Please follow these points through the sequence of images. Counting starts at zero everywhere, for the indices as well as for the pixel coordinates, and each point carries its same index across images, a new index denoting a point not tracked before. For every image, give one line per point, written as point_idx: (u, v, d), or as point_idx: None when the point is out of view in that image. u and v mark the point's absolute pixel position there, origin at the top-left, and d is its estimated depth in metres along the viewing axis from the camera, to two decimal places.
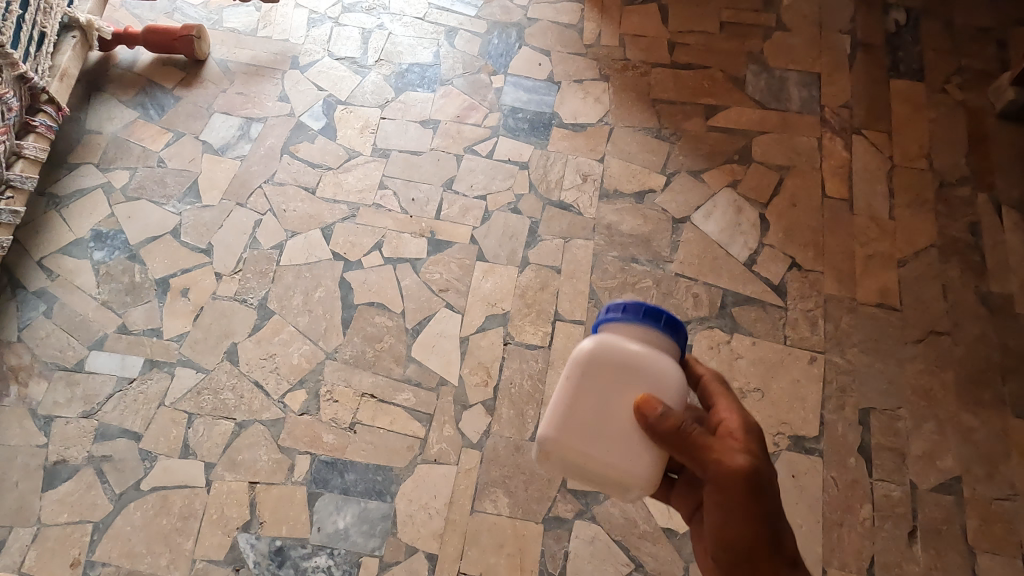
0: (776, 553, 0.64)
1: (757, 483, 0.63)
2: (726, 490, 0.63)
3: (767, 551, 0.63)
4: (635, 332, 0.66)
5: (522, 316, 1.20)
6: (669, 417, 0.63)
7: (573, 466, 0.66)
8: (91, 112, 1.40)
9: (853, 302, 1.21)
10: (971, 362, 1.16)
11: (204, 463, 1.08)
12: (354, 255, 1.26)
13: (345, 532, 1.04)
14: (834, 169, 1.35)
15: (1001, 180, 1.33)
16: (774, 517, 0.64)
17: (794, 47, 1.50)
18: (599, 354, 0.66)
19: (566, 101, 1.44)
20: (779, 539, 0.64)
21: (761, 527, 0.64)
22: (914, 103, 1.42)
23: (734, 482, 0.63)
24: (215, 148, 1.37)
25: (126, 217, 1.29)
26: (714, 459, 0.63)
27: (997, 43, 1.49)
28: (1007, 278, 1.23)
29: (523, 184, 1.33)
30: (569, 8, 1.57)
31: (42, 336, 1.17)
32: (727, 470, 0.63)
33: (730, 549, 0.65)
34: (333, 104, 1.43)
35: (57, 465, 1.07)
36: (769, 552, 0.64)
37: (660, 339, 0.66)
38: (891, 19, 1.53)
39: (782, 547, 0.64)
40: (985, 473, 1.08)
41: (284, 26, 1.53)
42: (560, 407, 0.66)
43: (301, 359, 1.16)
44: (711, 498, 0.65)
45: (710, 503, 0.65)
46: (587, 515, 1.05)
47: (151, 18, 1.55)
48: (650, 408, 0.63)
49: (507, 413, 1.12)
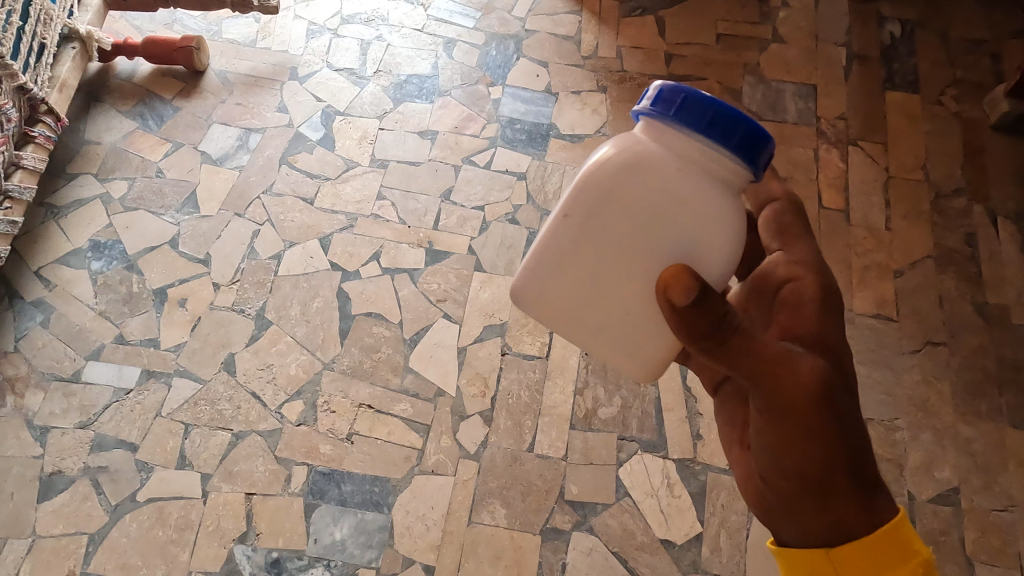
0: (849, 478, 0.56)
1: (831, 392, 0.54)
2: (789, 401, 0.54)
3: (841, 474, 0.56)
4: (684, 141, 0.52)
5: (519, 327, 1.20)
6: (714, 304, 0.51)
7: (555, 316, 0.60)
8: (90, 122, 1.41)
9: (850, 312, 1.21)
10: (967, 372, 1.16)
11: (200, 474, 1.07)
12: (352, 265, 1.26)
13: (342, 544, 1.03)
14: (830, 180, 1.35)
15: (997, 192, 1.33)
16: (850, 437, 0.56)
17: (790, 59, 1.51)
18: (615, 165, 0.53)
19: (564, 112, 1.45)
20: (856, 464, 0.57)
21: (837, 447, 0.55)
22: (910, 115, 1.43)
23: (807, 390, 0.54)
24: (213, 159, 1.37)
25: (125, 227, 1.29)
26: (776, 358, 0.54)
27: (992, 55, 1.50)
28: (1003, 289, 1.24)
29: (521, 194, 1.34)
30: (567, 20, 1.58)
31: (39, 346, 1.17)
32: (795, 379, 0.54)
33: (797, 472, 0.56)
34: (331, 114, 1.43)
35: (53, 476, 1.07)
36: (844, 475, 0.56)
37: (717, 158, 0.52)
38: (886, 31, 1.54)
39: (858, 471, 0.57)
40: (983, 484, 1.08)
41: (283, 37, 1.54)
42: (548, 260, 0.58)
43: (298, 370, 1.16)
44: (761, 409, 0.55)
45: (760, 413, 0.56)
46: (585, 526, 1.04)
47: (151, 28, 1.55)
48: (677, 290, 0.51)
49: (505, 424, 1.12)
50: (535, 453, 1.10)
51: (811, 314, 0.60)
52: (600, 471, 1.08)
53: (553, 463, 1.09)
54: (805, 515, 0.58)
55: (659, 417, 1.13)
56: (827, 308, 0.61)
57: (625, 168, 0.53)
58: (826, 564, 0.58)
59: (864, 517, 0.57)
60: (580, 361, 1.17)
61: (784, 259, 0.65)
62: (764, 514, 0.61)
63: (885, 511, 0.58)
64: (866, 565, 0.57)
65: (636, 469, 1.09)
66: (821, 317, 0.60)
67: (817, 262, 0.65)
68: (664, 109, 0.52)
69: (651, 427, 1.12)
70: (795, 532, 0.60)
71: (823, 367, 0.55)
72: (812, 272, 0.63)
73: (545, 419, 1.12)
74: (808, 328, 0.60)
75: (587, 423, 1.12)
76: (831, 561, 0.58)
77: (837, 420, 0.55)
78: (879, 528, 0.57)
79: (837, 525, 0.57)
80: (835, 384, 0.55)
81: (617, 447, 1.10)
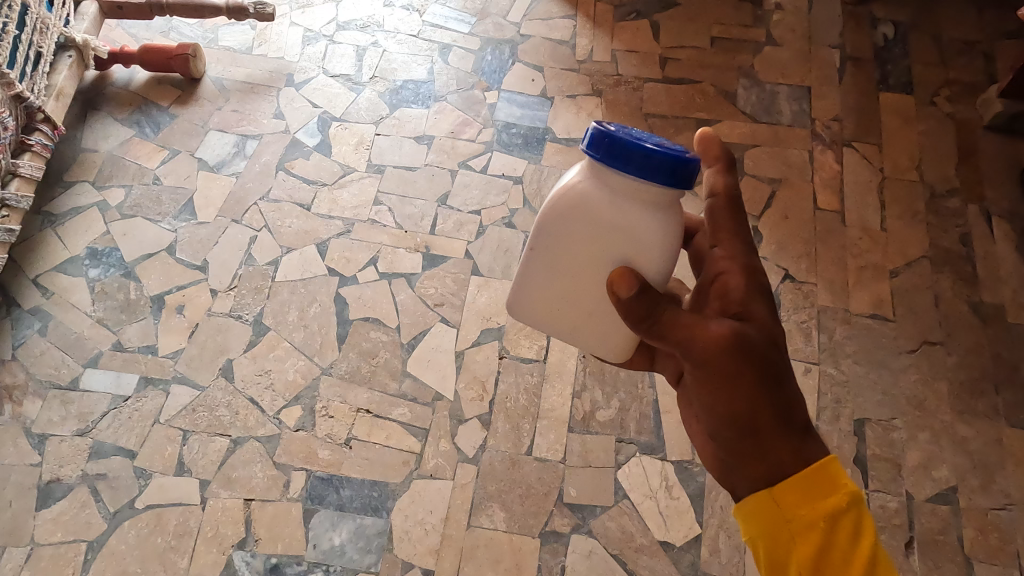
0: (778, 423, 0.58)
1: (745, 347, 0.58)
2: (703, 359, 0.59)
3: (770, 418, 0.58)
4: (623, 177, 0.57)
5: (517, 330, 1.20)
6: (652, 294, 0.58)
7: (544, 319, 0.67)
8: (87, 130, 1.41)
9: (847, 313, 1.22)
10: (964, 371, 1.16)
11: (198, 481, 1.07)
12: (349, 270, 1.26)
13: (341, 549, 1.03)
14: (825, 181, 1.36)
15: (991, 192, 1.34)
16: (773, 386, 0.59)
17: (784, 61, 1.52)
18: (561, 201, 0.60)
19: (559, 116, 1.45)
20: (788, 412, 0.59)
21: (763, 394, 0.58)
22: (903, 116, 1.43)
23: (715, 347, 0.58)
24: (210, 165, 1.37)
25: (122, 235, 1.29)
26: (690, 325, 0.59)
27: (984, 56, 1.51)
28: (998, 288, 1.24)
29: (517, 199, 1.34)
30: (562, 24, 1.59)
31: (37, 354, 1.17)
32: (705, 339, 0.58)
33: (730, 420, 0.59)
34: (327, 121, 1.44)
35: (51, 484, 1.07)
36: (773, 421, 0.58)
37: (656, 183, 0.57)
38: (879, 33, 1.55)
39: (790, 418, 0.59)
40: (981, 483, 1.08)
41: (279, 44, 1.55)
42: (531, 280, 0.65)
43: (296, 376, 1.16)
44: (692, 372, 0.60)
45: (691, 376, 0.60)
46: (584, 529, 1.05)
47: (147, 36, 1.56)
48: (621, 286, 0.58)
49: (503, 427, 1.12)
50: (534, 456, 1.10)
51: (736, 293, 0.63)
52: (598, 473, 1.08)
53: (552, 466, 1.09)
54: (744, 466, 0.60)
55: (657, 419, 1.13)
56: (754, 282, 0.63)
57: (567, 202, 0.60)
58: (770, 504, 0.58)
59: (796, 456, 0.59)
60: (578, 363, 1.17)
61: (716, 251, 0.66)
62: (719, 473, 0.63)
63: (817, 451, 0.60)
64: (805, 500, 0.58)
65: (635, 472, 1.09)
66: (747, 291, 0.62)
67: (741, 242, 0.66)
68: (597, 153, 0.57)
69: (649, 429, 1.12)
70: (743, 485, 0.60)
71: (737, 326, 0.59)
72: (736, 257, 0.65)
73: (543, 423, 1.12)
74: (736, 301, 0.62)
75: (585, 426, 1.12)
76: (774, 500, 0.58)
77: (760, 371, 0.58)
78: (811, 468, 0.58)
79: (773, 467, 0.59)
80: (751, 339, 0.59)
81: (616, 449, 1.10)
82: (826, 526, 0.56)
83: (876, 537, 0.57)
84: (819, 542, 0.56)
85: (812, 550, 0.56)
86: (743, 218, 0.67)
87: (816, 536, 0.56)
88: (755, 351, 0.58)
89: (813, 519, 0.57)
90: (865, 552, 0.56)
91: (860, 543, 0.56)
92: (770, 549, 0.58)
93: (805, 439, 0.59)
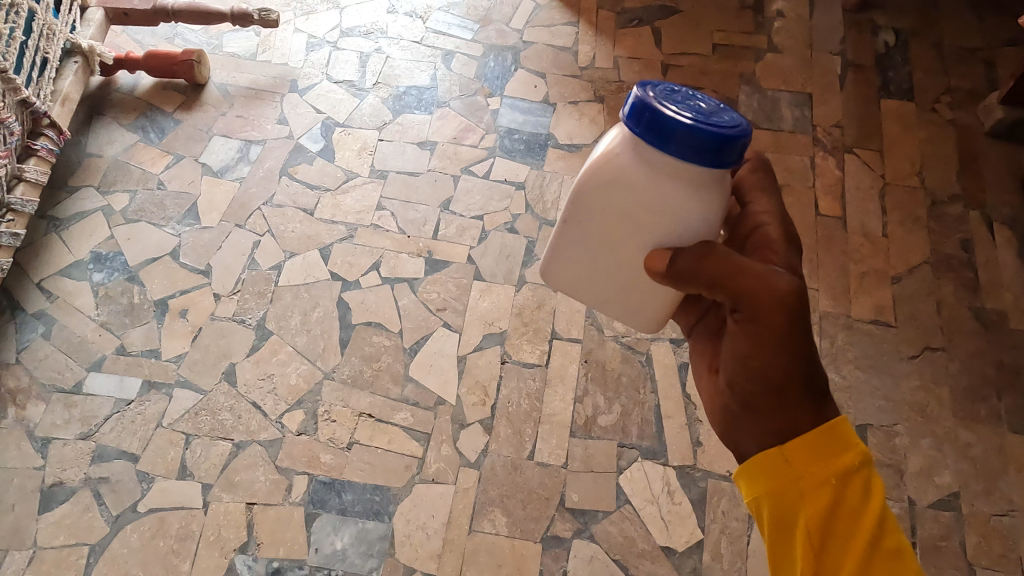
0: (807, 380, 0.60)
1: (807, 300, 0.58)
2: (763, 313, 0.58)
3: (803, 374, 0.59)
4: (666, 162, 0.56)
5: (519, 335, 1.20)
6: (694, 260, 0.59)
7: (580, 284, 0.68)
8: (92, 135, 1.42)
9: (849, 319, 1.22)
10: (966, 377, 1.17)
11: (201, 485, 1.07)
12: (352, 275, 1.27)
13: (343, 553, 1.03)
14: (827, 187, 1.36)
15: (993, 198, 1.34)
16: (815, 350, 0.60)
17: (785, 68, 1.52)
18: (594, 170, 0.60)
19: (561, 122, 1.46)
20: (815, 370, 0.61)
21: (802, 355, 0.59)
22: (905, 122, 1.44)
23: (783, 304, 0.57)
24: (214, 170, 1.38)
25: (126, 239, 1.30)
26: (754, 276, 0.58)
27: (985, 63, 1.52)
28: (1000, 294, 1.24)
29: (519, 204, 1.35)
30: (564, 31, 1.60)
31: (41, 357, 1.17)
32: (771, 293, 0.57)
33: (764, 374, 0.59)
34: (331, 126, 1.45)
35: (54, 487, 1.07)
36: (806, 377, 0.60)
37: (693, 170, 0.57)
38: (880, 40, 1.55)
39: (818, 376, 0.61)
40: (983, 489, 1.08)
41: (283, 50, 1.56)
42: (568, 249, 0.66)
43: (299, 380, 1.16)
44: (739, 323, 0.59)
45: (736, 324, 0.60)
46: (586, 534, 1.05)
47: (153, 42, 1.57)
48: (659, 263, 0.60)
49: (505, 432, 1.12)
50: (536, 461, 1.10)
51: (780, 250, 0.63)
52: (600, 478, 1.09)
53: (554, 471, 1.09)
54: (770, 419, 0.60)
55: (659, 424, 1.13)
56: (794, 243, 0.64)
57: (604, 179, 0.59)
58: (782, 461, 0.59)
59: (814, 416, 0.60)
60: (580, 368, 1.18)
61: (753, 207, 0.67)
62: (728, 422, 0.64)
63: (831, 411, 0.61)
64: (814, 457, 0.59)
65: (637, 477, 1.09)
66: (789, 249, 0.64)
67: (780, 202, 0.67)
68: (637, 123, 0.56)
69: (651, 434, 1.12)
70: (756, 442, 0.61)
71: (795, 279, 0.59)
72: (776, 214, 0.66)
73: (545, 427, 1.12)
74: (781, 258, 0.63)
75: (587, 431, 1.12)
76: (785, 458, 0.59)
77: (810, 325, 0.59)
78: (826, 426, 0.60)
79: (796, 422, 0.60)
80: (807, 295, 0.59)
81: (618, 454, 1.10)
82: (837, 483, 0.57)
83: (882, 497, 0.58)
84: (830, 498, 0.57)
85: (823, 506, 0.57)
86: (777, 179, 0.70)
87: (827, 493, 0.57)
88: (809, 306, 0.59)
89: (823, 477, 0.58)
90: (873, 511, 0.57)
91: (868, 502, 0.57)
92: (777, 507, 0.58)
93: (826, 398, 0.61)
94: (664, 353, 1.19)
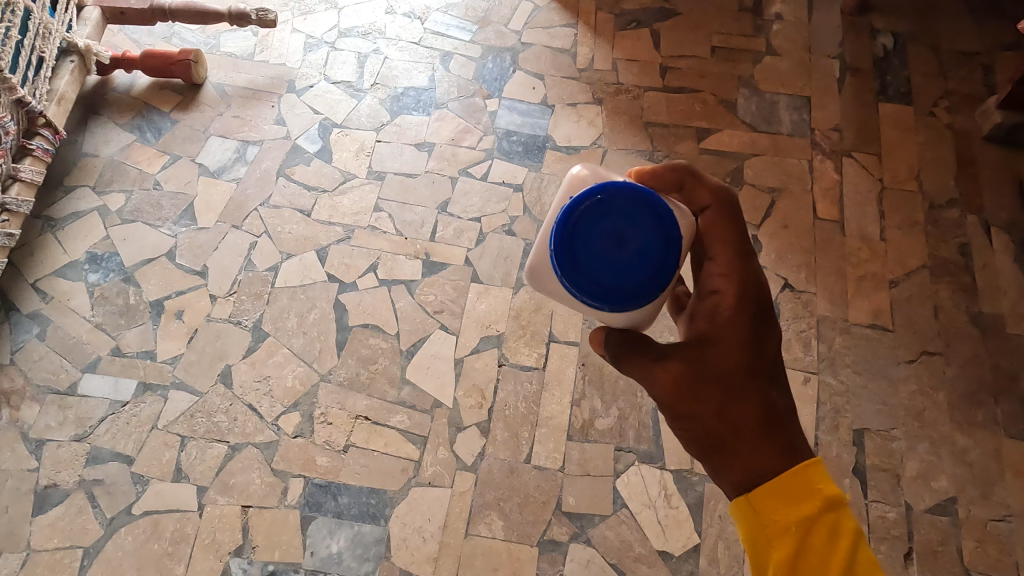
0: (744, 436, 0.59)
1: (696, 383, 0.60)
2: (662, 400, 0.62)
3: (740, 434, 0.59)
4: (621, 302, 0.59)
5: (516, 338, 1.20)
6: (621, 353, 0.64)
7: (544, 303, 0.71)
8: (88, 135, 1.41)
9: (846, 323, 1.22)
10: (963, 382, 1.17)
11: (196, 487, 1.07)
12: (349, 277, 1.26)
13: (338, 557, 1.03)
14: (825, 191, 1.36)
15: (990, 203, 1.34)
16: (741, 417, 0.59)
17: (784, 71, 1.52)
18: (530, 255, 0.63)
19: (560, 124, 1.46)
20: (766, 420, 0.59)
21: (721, 424, 0.59)
22: (902, 126, 1.44)
23: (673, 390, 0.60)
24: (211, 171, 1.37)
25: (122, 240, 1.29)
26: (650, 369, 0.62)
27: (983, 67, 1.52)
28: (997, 298, 1.24)
29: (517, 206, 1.34)
30: (562, 33, 1.60)
31: (35, 358, 1.17)
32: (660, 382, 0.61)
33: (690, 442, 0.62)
34: (329, 127, 1.44)
35: (48, 490, 1.06)
36: (740, 434, 0.59)
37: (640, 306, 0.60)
38: (879, 44, 1.55)
39: (768, 428, 0.59)
40: (980, 494, 1.08)
41: (281, 50, 1.55)
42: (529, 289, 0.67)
43: (295, 382, 1.16)
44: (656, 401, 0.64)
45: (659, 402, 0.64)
46: (582, 538, 1.04)
47: (150, 42, 1.56)
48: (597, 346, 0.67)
49: (502, 435, 1.12)
50: (532, 464, 1.09)
51: (720, 317, 0.62)
52: (597, 482, 1.08)
53: (550, 474, 1.09)
54: (724, 472, 0.59)
55: (656, 428, 1.13)
56: (742, 305, 0.62)
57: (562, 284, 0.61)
58: (748, 510, 0.57)
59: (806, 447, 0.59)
60: (578, 372, 1.17)
61: (711, 265, 0.65)
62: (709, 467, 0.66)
63: (796, 452, 0.59)
64: (781, 504, 0.57)
65: (633, 480, 1.08)
66: (736, 312, 0.62)
67: (741, 258, 0.64)
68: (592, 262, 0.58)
69: (649, 438, 1.12)
70: (726, 486, 0.59)
71: (691, 359, 0.61)
72: (732, 275, 0.63)
73: (542, 431, 1.12)
74: (714, 326, 0.62)
75: (584, 434, 1.12)
76: (751, 505, 0.57)
77: (714, 402, 0.60)
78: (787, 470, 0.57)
79: (748, 472, 0.58)
80: (704, 371, 0.60)
81: (614, 458, 1.10)
82: (799, 530, 0.56)
83: (854, 538, 0.56)
84: (793, 546, 0.55)
85: (787, 554, 0.55)
86: (740, 223, 0.65)
87: (790, 541, 0.55)
88: (710, 383, 0.60)
89: (788, 523, 0.56)
90: (844, 553, 0.54)
91: (837, 545, 0.55)
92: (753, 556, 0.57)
93: (786, 450, 0.59)
94: None
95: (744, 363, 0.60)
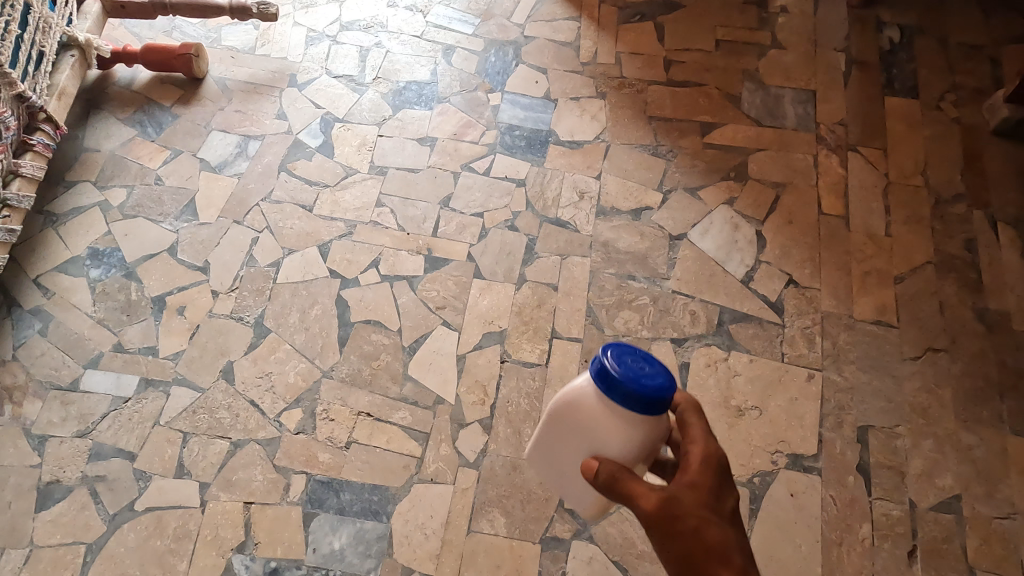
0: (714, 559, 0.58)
1: (676, 511, 0.60)
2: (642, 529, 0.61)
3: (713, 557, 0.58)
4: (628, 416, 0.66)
5: (519, 334, 1.20)
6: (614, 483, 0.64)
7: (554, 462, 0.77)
8: (89, 130, 1.41)
9: (851, 319, 1.21)
10: (968, 379, 1.16)
11: (198, 483, 1.07)
12: (351, 272, 1.26)
13: (340, 553, 1.03)
14: (830, 186, 1.35)
15: (997, 198, 1.33)
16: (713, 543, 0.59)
17: (789, 65, 1.51)
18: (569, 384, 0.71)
19: (563, 118, 1.45)
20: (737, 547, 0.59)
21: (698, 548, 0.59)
22: (908, 121, 1.43)
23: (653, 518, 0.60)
24: (212, 166, 1.37)
25: (123, 235, 1.29)
26: (634, 492, 0.62)
27: (991, 60, 1.50)
28: (1004, 294, 1.23)
29: (520, 201, 1.34)
30: (566, 26, 1.58)
31: (37, 355, 1.17)
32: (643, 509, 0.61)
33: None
34: (330, 122, 1.43)
35: (50, 486, 1.06)
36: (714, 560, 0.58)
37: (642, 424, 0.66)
38: (885, 37, 1.54)
39: (722, 561, 0.58)
40: (984, 492, 1.07)
41: (283, 44, 1.54)
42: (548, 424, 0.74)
43: (297, 378, 1.16)
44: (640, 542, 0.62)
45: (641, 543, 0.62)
46: (585, 535, 1.04)
47: (150, 35, 1.56)
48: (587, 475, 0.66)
49: (505, 431, 1.11)
50: None
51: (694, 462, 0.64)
52: None
53: None
54: None
55: None
56: (713, 453, 0.65)
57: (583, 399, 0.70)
58: None
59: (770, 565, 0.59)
60: (581, 368, 1.17)
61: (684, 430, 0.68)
62: None
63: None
64: None
65: None
66: (707, 455, 0.64)
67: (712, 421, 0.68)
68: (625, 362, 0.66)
69: None
70: None
71: (671, 491, 0.61)
72: (703, 430, 0.67)
73: None
74: (690, 470, 0.64)
75: None
76: None
77: (687, 533, 0.59)
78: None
79: None
80: (682, 501, 0.61)
81: None
82: None
83: None
84: None
85: None
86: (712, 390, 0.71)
87: None
88: (684, 517, 0.60)
89: None
90: None
91: None
92: None
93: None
94: (665, 352, 1.18)
95: (712, 504, 0.62)
